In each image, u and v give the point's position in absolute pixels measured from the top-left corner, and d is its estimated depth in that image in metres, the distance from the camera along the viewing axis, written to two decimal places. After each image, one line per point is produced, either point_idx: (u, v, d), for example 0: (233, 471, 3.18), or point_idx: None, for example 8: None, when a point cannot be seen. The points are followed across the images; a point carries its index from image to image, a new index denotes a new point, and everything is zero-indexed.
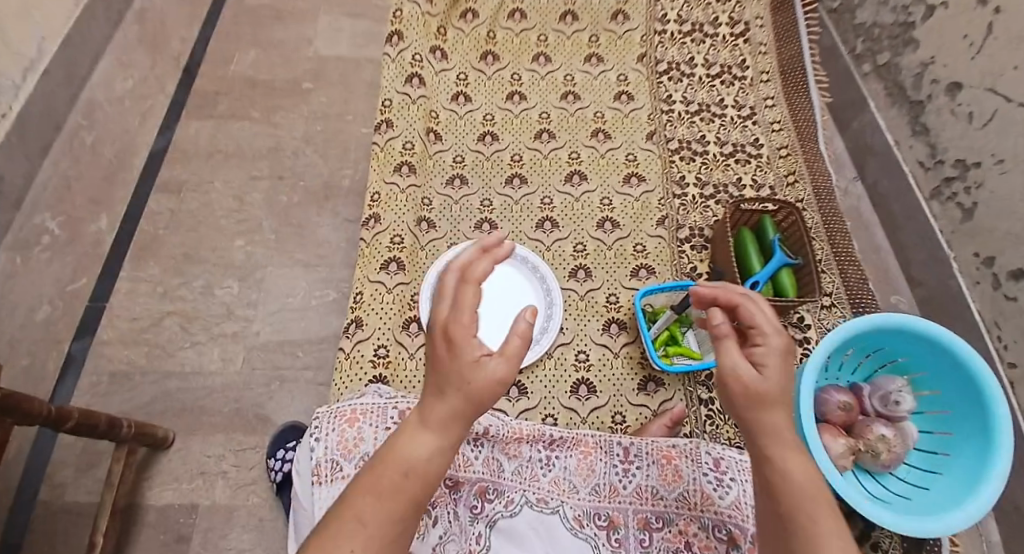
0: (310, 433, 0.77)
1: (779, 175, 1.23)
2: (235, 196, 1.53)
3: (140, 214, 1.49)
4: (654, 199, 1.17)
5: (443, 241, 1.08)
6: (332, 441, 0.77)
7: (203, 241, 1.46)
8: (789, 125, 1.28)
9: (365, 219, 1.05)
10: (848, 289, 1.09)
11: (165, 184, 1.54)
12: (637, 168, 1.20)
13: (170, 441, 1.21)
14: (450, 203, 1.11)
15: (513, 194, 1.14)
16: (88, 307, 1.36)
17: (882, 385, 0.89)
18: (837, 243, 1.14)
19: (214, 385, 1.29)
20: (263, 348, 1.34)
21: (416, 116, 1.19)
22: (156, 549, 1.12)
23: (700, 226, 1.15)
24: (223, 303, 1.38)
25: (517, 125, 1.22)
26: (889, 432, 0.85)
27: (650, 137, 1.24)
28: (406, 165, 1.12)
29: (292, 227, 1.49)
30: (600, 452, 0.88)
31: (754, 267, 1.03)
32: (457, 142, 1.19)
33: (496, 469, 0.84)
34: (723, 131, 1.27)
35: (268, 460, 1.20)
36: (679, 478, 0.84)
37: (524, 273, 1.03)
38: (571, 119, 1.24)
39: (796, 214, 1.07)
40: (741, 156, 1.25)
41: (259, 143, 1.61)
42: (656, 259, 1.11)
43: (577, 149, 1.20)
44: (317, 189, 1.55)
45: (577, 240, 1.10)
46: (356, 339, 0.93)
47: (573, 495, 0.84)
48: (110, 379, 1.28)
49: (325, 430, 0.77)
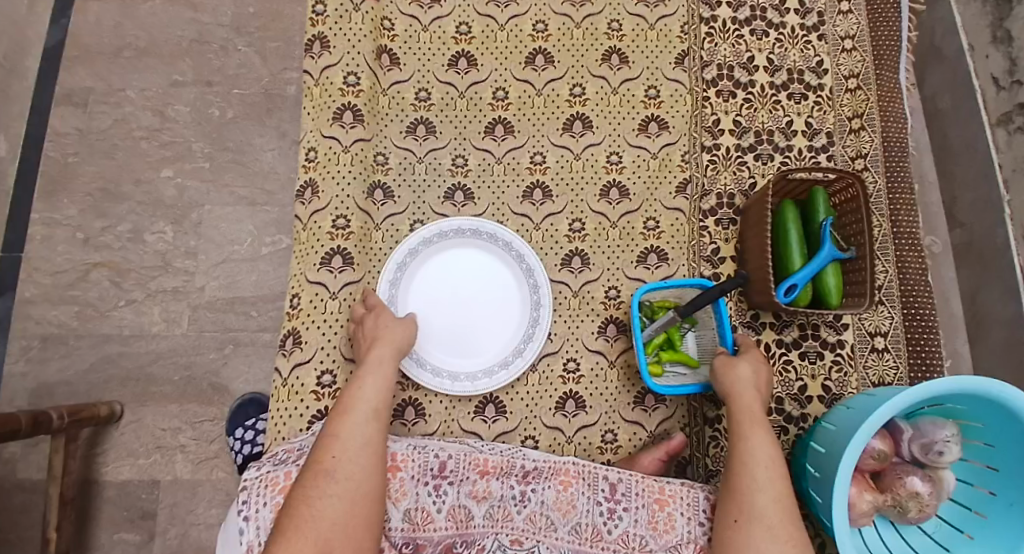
0: (236, 512, 0.64)
1: (841, 117, 0.93)
2: (154, 110, 1.23)
3: (44, 135, 1.22)
4: (675, 154, 0.91)
5: (405, 218, 0.87)
6: (265, 518, 0.64)
7: (123, 172, 1.21)
8: (866, 43, 0.95)
9: (299, 189, 0.85)
10: (903, 282, 0.89)
11: (67, 94, 1.23)
12: (657, 109, 0.92)
13: (118, 414, 1.10)
14: (412, 162, 0.89)
15: (494, 148, 0.90)
16: (4, 257, 1.16)
17: (928, 431, 0.71)
18: (900, 220, 0.91)
19: (160, 350, 1.15)
20: (210, 308, 1.16)
21: (363, 32, 0.90)
22: (122, 524, 1.08)
23: (730, 192, 0.90)
24: (157, 252, 1.18)
25: (501, 42, 0.93)
26: (924, 488, 0.70)
27: (680, 61, 0.94)
28: (349, 110, 0.88)
29: (228, 151, 1.22)
30: (583, 484, 0.72)
31: (793, 263, 0.80)
32: (420, 69, 0.92)
33: (462, 519, 0.70)
34: (778, 49, 0.94)
35: (228, 436, 1.10)
36: (672, 528, 0.70)
37: (509, 263, 0.86)
38: (577, 34, 0.94)
39: (857, 186, 0.80)
40: (797, 88, 0.93)
41: (177, 33, 1.26)
42: (672, 242, 0.89)
43: (582, 81, 0.93)
44: (255, 99, 1.24)
45: (574, 217, 0.89)
46: (295, 362, 0.79)
47: (550, 535, 0.69)
48: (43, 342, 1.14)
49: (254, 507, 0.64)
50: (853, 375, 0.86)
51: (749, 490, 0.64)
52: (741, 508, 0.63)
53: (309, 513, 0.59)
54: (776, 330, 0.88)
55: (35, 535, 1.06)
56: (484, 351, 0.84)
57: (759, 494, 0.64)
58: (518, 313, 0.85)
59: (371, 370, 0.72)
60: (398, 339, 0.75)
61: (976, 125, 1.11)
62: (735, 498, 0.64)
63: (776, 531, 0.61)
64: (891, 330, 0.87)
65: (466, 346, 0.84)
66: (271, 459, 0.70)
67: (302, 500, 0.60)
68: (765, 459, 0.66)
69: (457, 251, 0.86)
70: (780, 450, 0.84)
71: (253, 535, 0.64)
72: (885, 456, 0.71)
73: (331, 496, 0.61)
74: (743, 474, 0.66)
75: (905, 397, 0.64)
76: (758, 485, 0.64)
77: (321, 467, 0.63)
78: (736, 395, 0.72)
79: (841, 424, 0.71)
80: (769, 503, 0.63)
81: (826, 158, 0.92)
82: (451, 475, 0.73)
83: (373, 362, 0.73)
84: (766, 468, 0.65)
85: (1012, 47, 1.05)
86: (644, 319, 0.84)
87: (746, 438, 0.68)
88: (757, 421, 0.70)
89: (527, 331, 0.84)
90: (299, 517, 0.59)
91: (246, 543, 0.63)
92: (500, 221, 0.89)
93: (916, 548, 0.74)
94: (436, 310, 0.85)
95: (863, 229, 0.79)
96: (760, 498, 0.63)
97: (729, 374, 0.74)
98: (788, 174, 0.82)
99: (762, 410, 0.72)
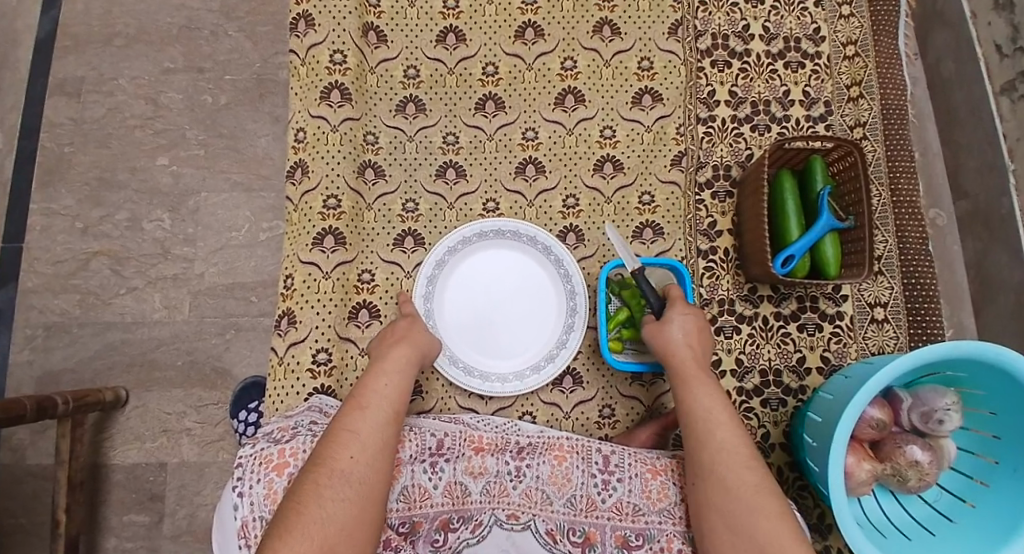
0: (231, 488, 0.65)
1: (839, 85, 0.91)
2: (147, 98, 1.23)
3: (39, 126, 1.22)
4: (670, 127, 0.90)
5: (397, 197, 0.87)
6: (258, 494, 0.64)
7: (118, 160, 1.21)
8: (864, 8, 0.93)
9: (289, 170, 0.84)
10: (902, 250, 0.88)
11: (60, 83, 1.23)
12: (650, 82, 0.91)
13: (123, 400, 1.11)
14: (403, 141, 0.89)
15: (485, 126, 0.89)
16: (4, 248, 1.17)
17: (927, 399, 0.70)
18: (900, 189, 0.90)
19: (162, 337, 1.16)
20: (211, 294, 1.17)
21: (347, 8, 0.89)
22: (131, 507, 1.10)
23: (727, 163, 0.89)
24: (156, 240, 1.19)
25: (490, 16, 0.92)
26: (924, 456, 0.69)
27: (673, 31, 0.92)
28: (337, 89, 0.87)
29: (223, 137, 1.22)
30: (577, 458, 0.73)
31: (790, 235, 0.79)
32: (408, 45, 0.91)
33: (459, 495, 0.70)
34: (774, 17, 0.92)
35: (231, 419, 1.11)
36: (665, 497, 0.70)
37: (547, 266, 0.85)
38: (567, 7, 0.92)
39: (856, 154, 0.78)
40: (794, 57, 0.91)
41: (166, 19, 1.25)
42: (667, 215, 0.88)
43: (574, 54, 0.91)
44: (248, 84, 1.23)
45: (568, 193, 0.89)
46: (291, 341, 0.80)
47: (545, 508, 0.69)
48: (46, 331, 1.15)
49: (249, 483, 0.64)
50: (852, 346, 0.85)
51: (701, 438, 0.61)
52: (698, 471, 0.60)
53: (319, 515, 0.53)
54: (774, 303, 0.86)
55: (47, 520, 1.07)
56: (515, 354, 0.84)
57: (715, 438, 0.61)
58: (554, 316, 0.85)
59: (393, 369, 0.68)
60: (424, 347, 0.74)
61: (979, 93, 1.08)
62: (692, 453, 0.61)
63: (736, 472, 0.58)
64: (891, 300, 0.86)
65: (498, 346, 0.84)
66: (267, 437, 0.70)
67: (312, 498, 0.54)
68: (712, 405, 0.64)
69: (495, 252, 0.86)
70: (779, 423, 0.84)
71: (246, 511, 0.64)
72: (884, 425, 0.70)
73: (343, 499, 0.55)
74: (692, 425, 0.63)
75: (901, 363, 0.64)
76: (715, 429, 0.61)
77: (336, 467, 0.57)
78: (668, 353, 0.70)
79: (838, 393, 0.70)
80: (720, 448, 0.60)
81: (824, 127, 0.90)
82: (447, 453, 0.74)
83: (395, 359, 0.70)
84: (710, 420, 0.62)
85: (1014, 13, 1.01)
86: (608, 294, 0.84)
87: (688, 390, 0.66)
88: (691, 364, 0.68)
89: (565, 320, 0.84)
90: (308, 516, 0.53)
91: (240, 518, 0.64)
92: (494, 198, 0.88)
93: (917, 517, 0.73)
94: (474, 309, 0.85)
95: (861, 197, 0.78)
96: (710, 450, 0.60)
97: (661, 339, 0.72)
98: (785, 143, 0.81)
99: (702, 359, 0.70)
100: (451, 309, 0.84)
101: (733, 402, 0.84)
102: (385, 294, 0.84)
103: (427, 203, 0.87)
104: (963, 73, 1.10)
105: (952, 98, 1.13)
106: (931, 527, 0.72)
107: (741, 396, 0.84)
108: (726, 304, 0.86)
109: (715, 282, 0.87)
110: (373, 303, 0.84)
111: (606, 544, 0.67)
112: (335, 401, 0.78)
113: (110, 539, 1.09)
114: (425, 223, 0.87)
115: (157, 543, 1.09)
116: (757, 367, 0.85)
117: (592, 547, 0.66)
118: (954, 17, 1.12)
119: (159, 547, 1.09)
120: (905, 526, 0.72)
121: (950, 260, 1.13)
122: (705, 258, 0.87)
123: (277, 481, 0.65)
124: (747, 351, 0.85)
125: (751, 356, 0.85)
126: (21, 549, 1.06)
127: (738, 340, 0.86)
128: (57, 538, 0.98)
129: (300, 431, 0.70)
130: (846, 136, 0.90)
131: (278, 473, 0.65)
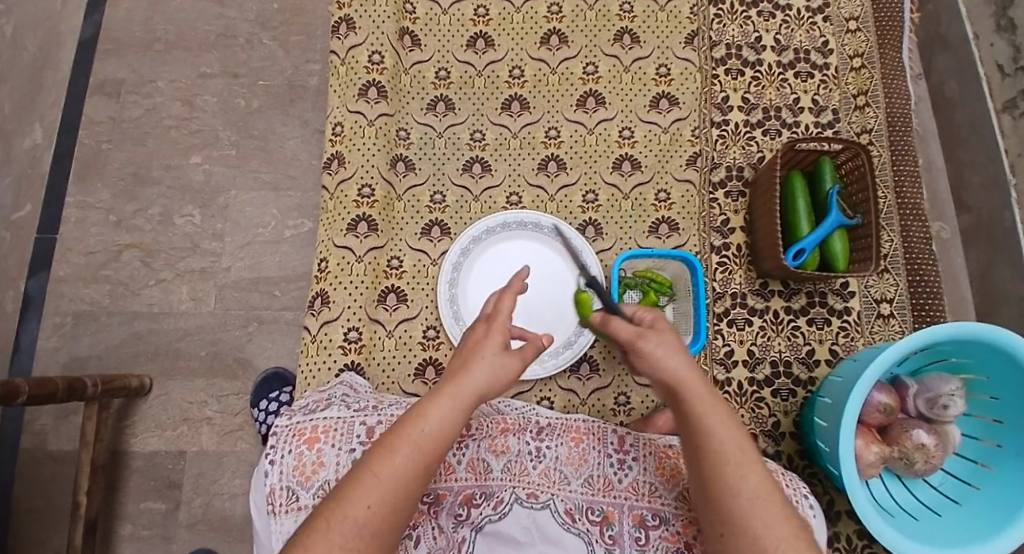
0: (264, 455, 0.68)
1: (846, 94, 0.96)
2: (183, 100, 1.29)
3: (78, 124, 1.27)
4: (686, 129, 0.95)
5: (425, 189, 0.91)
6: (288, 464, 0.67)
7: (153, 158, 1.26)
8: (870, 24, 0.98)
9: (326, 160, 0.89)
10: (908, 250, 0.91)
11: (101, 84, 1.29)
12: (668, 87, 0.96)
13: (147, 387, 1.14)
14: (432, 137, 0.93)
15: (511, 124, 0.94)
16: (38, 238, 1.22)
17: (932, 385, 0.73)
18: (905, 192, 0.94)
19: (187, 327, 1.19)
20: (236, 288, 1.21)
21: (386, 13, 0.95)
22: (149, 494, 1.11)
23: (739, 165, 0.93)
24: (185, 234, 1.23)
25: (517, 23, 0.98)
26: (930, 440, 0.72)
27: (689, 41, 0.98)
28: (374, 86, 0.93)
29: (253, 139, 1.27)
30: (593, 439, 0.76)
31: (801, 229, 0.83)
32: (440, 49, 0.96)
33: (482, 471, 0.72)
34: (785, 30, 0.98)
35: (252, 409, 1.14)
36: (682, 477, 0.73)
37: (567, 258, 0.89)
38: (590, 17, 0.98)
39: (863, 156, 0.83)
40: (803, 67, 0.97)
41: (205, 27, 1.32)
42: (682, 212, 0.92)
43: (595, 60, 0.97)
44: (279, 90, 1.29)
45: (588, 189, 0.93)
46: (323, 320, 0.84)
47: (563, 487, 0.71)
48: (75, 319, 1.18)
49: (281, 452, 0.67)
50: (860, 340, 0.88)
51: (732, 488, 0.49)
52: (732, 532, 0.48)
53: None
54: (784, 298, 0.89)
55: (64, 502, 1.08)
56: None
57: (749, 489, 0.49)
58: (573, 305, 0.88)
59: (451, 399, 0.55)
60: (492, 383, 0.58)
61: (981, 111, 1.13)
62: (722, 504, 0.49)
63: (779, 528, 0.46)
64: (897, 297, 0.89)
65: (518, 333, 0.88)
66: (302, 410, 0.73)
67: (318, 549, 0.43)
68: (737, 454, 0.50)
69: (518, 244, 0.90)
70: (788, 412, 0.86)
71: (275, 479, 0.66)
72: (891, 409, 0.73)
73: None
74: (717, 475, 0.50)
75: (906, 343, 0.66)
76: (748, 479, 0.49)
77: (347, 512, 0.46)
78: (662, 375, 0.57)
79: (847, 376, 0.73)
80: (754, 509, 0.47)
81: (832, 133, 0.95)
82: (471, 430, 0.76)
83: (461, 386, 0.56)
84: (740, 467, 0.50)
85: (1015, 35, 1.07)
86: (623, 288, 0.89)
87: (701, 425, 0.53)
88: (703, 393, 0.54)
89: None
90: None
91: (269, 485, 0.66)
92: (517, 192, 0.92)
93: (924, 501, 0.74)
94: None
95: (868, 195, 0.82)
96: (745, 505, 0.48)
97: (647, 360, 0.58)
98: (796, 144, 0.85)
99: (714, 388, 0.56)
100: (474, 296, 0.87)
101: (745, 391, 0.87)
102: (412, 279, 0.88)
103: (453, 194, 0.92)
104: (963, 92, 1.16)
105: (953, 116, 1.19)
106: (939, 510, 0.73)
107: (753, 387, 0.87)
108: (738, 298, 0.90)
109: (727, 277, 0.90)
110: (401, 288, 0.87)
111: (624, 522, 0.69)
112: (365, 379, 0.81)
113: (125, 526, 1.10)
114: (451, 214, 0.91)
115: (172, 531, 1.10)
116: (768, 359, 0.87)
117: (610, 525, 0.68)
118: (955, 39, 1.17)
119: (174, 536, 1.10)
120: (912, 509, 0.74)
121: (955, 272, 1.16)
122: (718, 254, 0.91)
123: (307, 454, 0.68)
124: (758, 343, 0.88)
125: (762, 348, 0.88)
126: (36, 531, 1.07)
127: (750, 332, 0.88)
128: (77, 518, 0.99)
129: (333, 407, 0.74)
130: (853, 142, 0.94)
131: (309, 446, 0.68)
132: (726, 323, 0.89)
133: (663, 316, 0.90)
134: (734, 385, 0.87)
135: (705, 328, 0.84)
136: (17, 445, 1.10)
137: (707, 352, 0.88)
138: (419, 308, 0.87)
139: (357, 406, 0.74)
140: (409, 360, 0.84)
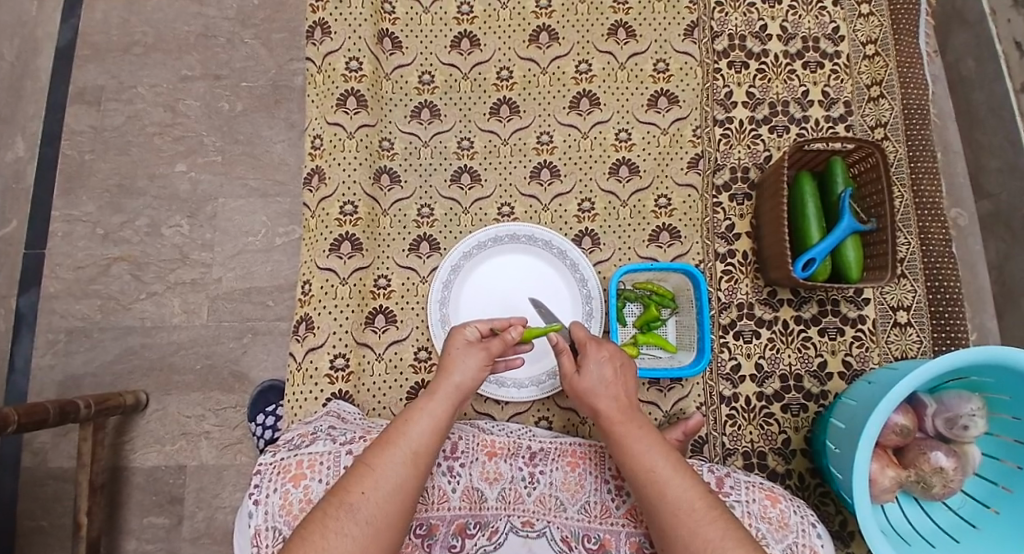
0: (247, 495, 0.65)
1: (859, 85, 0.90)
2: (165, 105, 1.22)
3: (59, 133, 1.22)
4: (687, 129, 0.90)
5: (412, 202, 0.90)
6: (273, 504, 0.64)
7: (138, 167, 1.21)
8: (883, 6, 0.91)
9: (306, 177, 0.89)
10: (926, 254, 0.86)
11: (80, 91, 1.23)
12: (667, 83, 0.91)
13: (143, 404, 1.11)
14: (418, 146, 0.92)
15: (500, 130, 0.91)
16: (27, 254, 1.18)
17: (952, 405, 0.68)
18: (923, 190, 0.88)
19: (181, 341, 1.15)
20: (228, 298, 1.16)
21: (363, 15, 0.92)
22: (151, 509, 1.10)
23: (745, 165, 0.88)
24: (174, 245, 1.18)
25: (504, 20, 0.94)
26: (949, 463, 0.67)
27: (689, 33, 0.92)
28: (353, 96, 0.91)
29: (239, 143, 1.21)
30: (590, 463, 0.72)
31: (811, 237, 0.77)
32: (423, 51, 0.94)
33: (476, 500, 0.70)
34: (792, 16, 0.91)
35: (249, 422, 1.10)
36: None
37: (564, 273, 0.85)
38: (582, 10, 0.93)
39: (878, 155, 0.77)
40: (813, 57, 0.90)
41: (183, 27, 1.25)
42: (684, 218, 0.88)
43: (589, 57, 0.92)
44: (264, 91, 1.22)
45: (583, 197, 0.89)
46: (309, 346, 0.84)
47: (559, 515, 0.68)
48: (68, 336, 1.15)
49: (265, 491, 0.65)
50: (875, 351, 0.84)
51: (658, 498, 0.56)
52: (662, 534, 0.56)
53: (322, 544, 0.51)
54: (795, 307, 0.85)
55: (67, 521, 1.08)
56: (530, 360, 0.86)
57: (670, 497, 0.56)
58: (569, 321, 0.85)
59: (431, 408, 0.65)
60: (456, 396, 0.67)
61: (999, 94, 1.03)
62: (652, 514, 0.57)
63: (697, 527, 0.53)
64: (915, 303, 0.84)
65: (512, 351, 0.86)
66: (286, 445, 0.71)
67: (317, 525, 0.52)
68: (658, 464, 0.59)
69: (511, 257, 0.86)
70: (800, 429, 0.83)
71: (260, 519, 0.64)
72: (909, 431, 0.68)
73: (347, 534, 0.52)
74: (646, 484, 0.58)
75: (936, 365, 0.62)
76: (667, 489, 0.57)
77: (346, 499, 0.54)
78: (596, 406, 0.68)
79: (861, 400, 0.70)
80: (678, 514, 0.55)
81: (844, 128, 0.89)
82: (461, 457, 0.72)
83: (438, 394, 0.66)
84: (659, 481, 0.58)
85: None
86: (621, 301, 0.85)
87: (627, 448, 0.62)
88: (625, 420, 0.64)
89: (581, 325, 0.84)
90: None
91: (253, 526, 0.64)
92: (508, 202, 0.90)
93: (940, 523, 0.71)
94: (488, 314, 0.85)
95: (883, 199, 0.76)
96: (668, 513, 0.55)
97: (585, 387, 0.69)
98: (805, 145, 0.79)
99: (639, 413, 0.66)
100: (466, 313, 0.85)
101: (753, 407, 0.83)
102: (401, 299, 0.87)
103: (442, 207, 0.90)
104: (983, 71, 1.06)
105: (972, 99, 1.08)
106: (955, 533, 0.70)
107: (761, 402, 0.83)
108: (746, 309, 0.86)
109: (733, 286, 0.86)
110: (390, 309, 0.87)
111: (620, 550, 0.66)
112: (353, 407, 0.81)
113: (130, 541, 1.09)
114: (440, 228, 0.89)
115: (176, 545, 1.09)
116: (777, 373, 0.84)
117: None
118: (972, 15, 1.07)
119: (179, 549, 1.08)
120: (930, 533, 0.71)
121: (972, 261, 1.06)
122: (723, 261, 0.87)
123: (293, 491, 0.65)
124: (766, 356, 0.84)
125: (770, 361, 0.84)
126: (42, 550, 1.07)
127: (758, 344, 0.85)
128: (78, 540, 0.96)
129: (317, 439, 0.71)
130: (867, 137, 0.88)
131: (295, 484, 0.66)
132: (732, 336, 0.85)
133: (665, 329, 0.86)
134: (741, 400, 0.83)
135: (709, 343, 0.80)
136: (17, 465, 1.09)
137: (713, 368, 0.85)
138: (409, 328, 0.87)
139: (342, 436, 0.72)
140: (399, 384, 0.85)
